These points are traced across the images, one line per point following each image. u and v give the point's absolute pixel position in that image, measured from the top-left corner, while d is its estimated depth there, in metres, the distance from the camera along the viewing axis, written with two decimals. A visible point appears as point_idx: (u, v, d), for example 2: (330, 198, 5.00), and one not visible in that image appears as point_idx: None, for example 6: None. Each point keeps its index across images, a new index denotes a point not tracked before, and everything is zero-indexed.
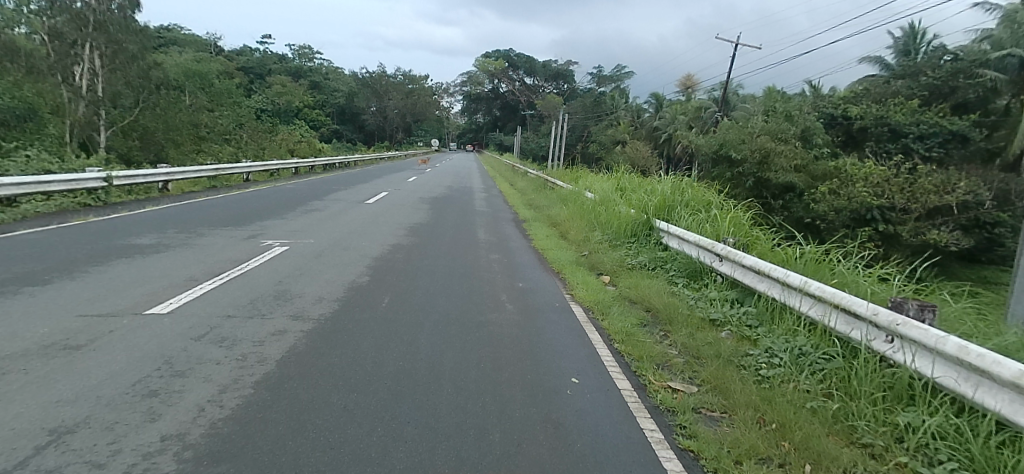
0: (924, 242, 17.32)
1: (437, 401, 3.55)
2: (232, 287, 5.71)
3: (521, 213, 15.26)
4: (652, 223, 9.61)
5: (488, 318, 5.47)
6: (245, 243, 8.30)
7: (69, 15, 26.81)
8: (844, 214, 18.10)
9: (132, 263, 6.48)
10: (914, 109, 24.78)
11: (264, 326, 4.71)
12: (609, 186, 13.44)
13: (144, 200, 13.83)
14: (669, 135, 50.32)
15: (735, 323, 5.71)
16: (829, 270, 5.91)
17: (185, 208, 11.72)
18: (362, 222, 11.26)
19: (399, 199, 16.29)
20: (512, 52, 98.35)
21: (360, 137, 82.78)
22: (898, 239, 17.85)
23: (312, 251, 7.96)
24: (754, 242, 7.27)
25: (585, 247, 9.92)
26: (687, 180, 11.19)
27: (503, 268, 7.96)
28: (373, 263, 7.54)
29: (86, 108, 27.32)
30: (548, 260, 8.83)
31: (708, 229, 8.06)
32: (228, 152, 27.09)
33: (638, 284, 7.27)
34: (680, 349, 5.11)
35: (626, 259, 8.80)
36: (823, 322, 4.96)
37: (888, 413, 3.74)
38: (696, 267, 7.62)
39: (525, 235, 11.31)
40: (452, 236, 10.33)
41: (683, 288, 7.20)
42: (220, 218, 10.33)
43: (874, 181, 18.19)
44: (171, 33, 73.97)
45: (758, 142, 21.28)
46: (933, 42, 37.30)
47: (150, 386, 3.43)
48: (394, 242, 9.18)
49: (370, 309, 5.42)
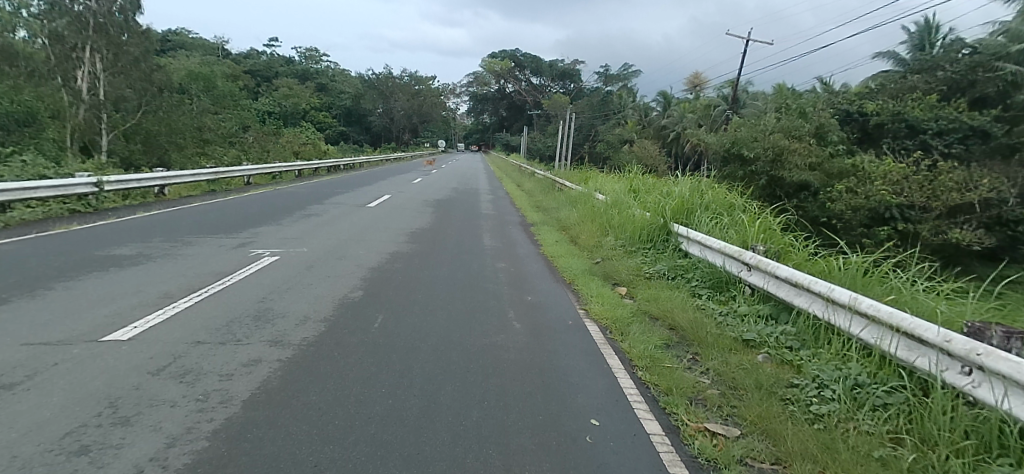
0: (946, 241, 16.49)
1: (431, 455, 2.93)
2: (210, 306, 5.08)
3: (529, 216, 14.63)
4: (670, 227, 8.94)
5: (493, 342, 4.85)
6: (233, 253, 7.70)
7: (69, 18, 26.40)
8: (861, 213, 17.25)
9: (103, 278, 5.88)
10: (933, 104, 23.91)
11: (237, 355, 4.08)
12: (621, 187, 12.75)
13: (136, 205, 13.27)
14: (678, 134, 49.53)
15: (773, 345, 5.05)
16: (880, 282, 5.20)
17: (178, 213, 11.16)
18: (362, 228, 10.66)
19: (402, 202, 15.71)
20: (519, 52, 97.77)
21: (366, 138, 82.33)
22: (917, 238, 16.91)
23: (305, 262, 7.34)
24: (788, 250, 6.59)
25: (597, 254, 9.27)
26: (705, 180, 10.49)
27: (510, 279, 7.36)
28: (368, 274, 6.90)
29: (86, 112, 26.95)
30: (559, 269, 8.17)
31: (734, 236, 7.39)
32: (230, 155, 26.65)
33: (658, 296, 6.63)
34: (713, 377, 4.48)
35: (643, 267, 8.16)
36: (879, 346, 4.30)
37: (978, 467, 3.07)
38: (721, 277, 6.97)
39: (534, 241, 10.67)
40: (456, 243, 9.71)
41: (708, 301, 6.54)
42: (212, 225, 9.73)
43: (894, 178, 17.32)
44: (178, 37, 73.79)
45: (772, 140, 20.57)
46: (949, 36, 36.20)
47: (82, 440, 2.80)
48: (393, 250, 8.56)
49: (360, 331, 4.83)
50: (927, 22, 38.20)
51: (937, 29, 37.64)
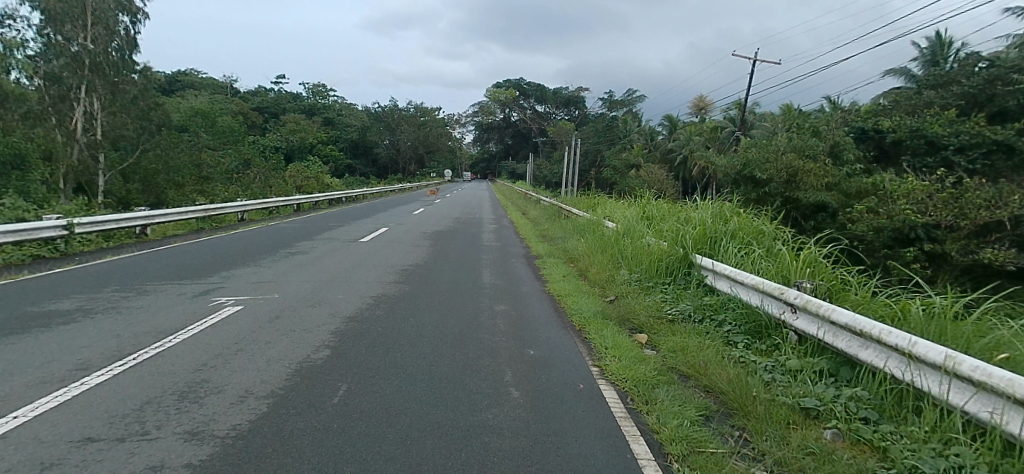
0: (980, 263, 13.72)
1: None
2: (130, 381, 4.06)
3: (534, 246, 13.65)
4: (692, 259, 7.89)
5: (483, 421, 3.78)
6: (189, 303, 6.68)
7: (65, 58, 26.11)
8: (884, 234, 14.96)
9: (16, 344, 4.88)
10: (953, 120, 22.51)
11: (133, 458, 3.02)
12: (632, 214, 11.72)
13: (111, 248, 12.36)
14: (685, 157, 48.66)
15: (842, 417, 3.94)
16: (978, 331, 4.08)
17: (148, 257, 10.21)
18: (348, 267, 9.68)
19: (398, 235, 14.79)
20: (524, 81, 98.47)
21: (373, 171, 82.27)
22: (947, 260, 14.20)
23: (271, 312, 6.32)
24: (843, 289, 5.49)
25: (610, 291, 8.21)
26: (729, 205, 9.39)
27: (510, 325, 6.34)
28: (341, 327, 5.86)
29: (81, 152, 26.80)
30: (567, 312, 7.10)
31: (771, 270, 6.32)
32: (228, 192, 25.96)
33: (686, 347, 5.58)
34: (772, 466, 3.37)
35: (663, 307, 7.09)
36: (996, 423, 3.20)
37: None
38: (759, 322, 5.90)
39: (538, 276, 9.63)
40: (450, 281, 8.72)
41: (745, 352, 5.46)
42: (180, 270, 8.77)
43: (918, 195, 15.13)
44: (187, 77, 74.22)
45: (785, 160, 19.61)
46: (962, 51, 35.25)
47: None
48: (377, 293, 7.54)
49: (311, 412, 3.75)
50: (939, 36, 37.29)
51: (950, 44, 36.71)
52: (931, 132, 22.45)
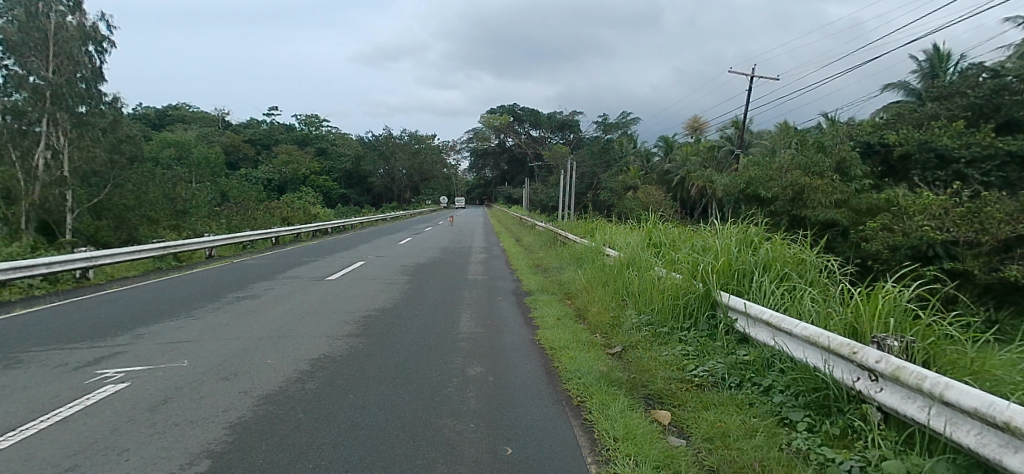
0: (1006, 283, 10.04)
1: None
2: None
3: (525, 280, 12.07)
4: (716, 299, 6.29)
5: None
6: (62, 378, 5.05)
7: (26, 91, 24.97)
8: (898, 254, 11.64)
9: None
10: (962, 131, 20.97)
11: None
12: (637, 240, 10.16)
13: (33, 298, 10.68)
14: (682, 177, 47.15)
15: None
16: None
17: (60, 309, 8.56)
18: (297, 315, 8.08)
19: (373, 270, 13.19)
20: (518, 107, 98.09)
21: (366, 200, 81.01)
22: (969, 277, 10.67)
23: (165, 391, 4.72)
24: (952, 358, 3.86)
25: (614, 340, 6.61)
26: (751, 228, 7.82)
27: (483, 401, 4.71)
28: (246, 417, 4.20)
29: (44, 189, 25.20)
30: (561, 376, 5.47)
31: (834, 321, 4.71)
32: (200, 227, 24.41)
33: (728, 436, 3.95)
34: None
35: (684, 366, 5.48)
36: None
37: None
38: (824, 393, 4.29)
39: (528, 321, 8.03)
40: (419, 332, 7.12)
41: (814, 443, 3.82)
42: (84, 328, 7.11)
43: (932, 209, 11.76)
44: (178, 111, 73.38)
45: (790, 178, 18.24)
46: (961, 62, 34.12)
47: None
48: (318, 355, 5.92)
49: None
50: (936, 49, 36.24)
51: (948, 56, 35.60)
52: (940, 144, 20.79)
